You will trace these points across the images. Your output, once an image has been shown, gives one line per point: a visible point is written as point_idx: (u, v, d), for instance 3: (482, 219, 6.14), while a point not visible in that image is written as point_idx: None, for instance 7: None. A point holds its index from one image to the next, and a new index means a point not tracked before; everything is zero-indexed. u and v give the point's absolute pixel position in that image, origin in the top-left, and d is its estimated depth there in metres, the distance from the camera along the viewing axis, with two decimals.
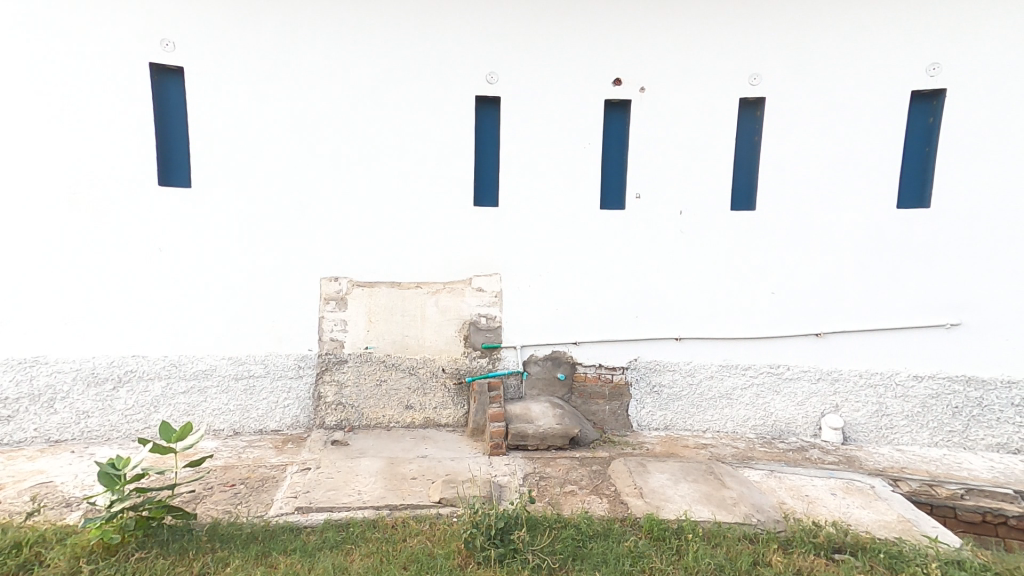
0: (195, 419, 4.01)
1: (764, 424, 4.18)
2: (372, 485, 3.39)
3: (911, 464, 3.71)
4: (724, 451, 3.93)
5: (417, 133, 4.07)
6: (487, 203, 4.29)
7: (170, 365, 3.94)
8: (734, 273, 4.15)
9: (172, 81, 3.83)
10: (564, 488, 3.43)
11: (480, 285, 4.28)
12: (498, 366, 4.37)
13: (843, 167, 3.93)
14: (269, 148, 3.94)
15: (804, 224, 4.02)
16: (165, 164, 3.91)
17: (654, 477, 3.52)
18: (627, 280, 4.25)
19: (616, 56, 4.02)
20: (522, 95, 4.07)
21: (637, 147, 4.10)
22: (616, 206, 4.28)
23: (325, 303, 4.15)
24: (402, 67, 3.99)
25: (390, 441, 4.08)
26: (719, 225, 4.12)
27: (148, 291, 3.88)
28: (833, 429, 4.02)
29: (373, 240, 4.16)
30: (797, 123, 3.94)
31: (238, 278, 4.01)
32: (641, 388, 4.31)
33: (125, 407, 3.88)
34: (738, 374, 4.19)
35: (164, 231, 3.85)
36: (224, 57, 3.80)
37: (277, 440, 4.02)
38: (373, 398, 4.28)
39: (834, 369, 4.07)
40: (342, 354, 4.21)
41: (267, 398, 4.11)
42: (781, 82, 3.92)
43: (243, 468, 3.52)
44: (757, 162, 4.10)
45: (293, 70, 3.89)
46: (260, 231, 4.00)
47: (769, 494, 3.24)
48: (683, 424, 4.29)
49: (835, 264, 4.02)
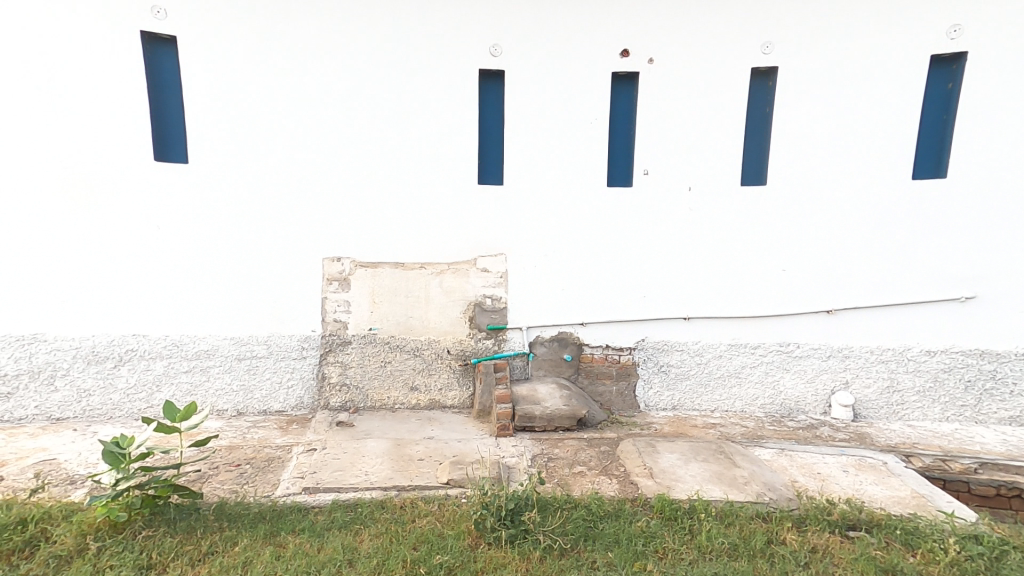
0: (197, 399, 3.96)
1: (773, 402, 4.13)
2: (379, 466, 3.36)
3: (923, 440, 3.67)
4: (734, 430, 3.89)
5: (419, 108, 3.95)
6: (491, 180, 4.20)
7: (171, 345, 3.87)
8: (744, 251, 4.07)
9: (165, 51, 3.70)
10: (573, 469, 3.40)
11: (485, 265, 4.20)
12: (504, 347, 4.31)
13: (857, 141, 3.82)
14: (267, 123, 3.83)
15: (817, 200, 3.93)
16: (161, 139, 3.79)
17: (664, 458, 3.48)
18: (634, 258, 4.17)
19: (624, 25, 3.88)
20: (527, 67, 3.94)
21: (646, 121, 3.99)
22: (623, 182, 4.19)
23: (327, 283, 4.08)
24: (402, 37, 3.85)
25: (396, 423, 4.04)
26: (729, 201, 4.03)
27: (146, 270, 3.80)
28: (843, 406, 3.98)
29: (375, 219, 4.06)
30: (810, 95, 3.82)
31: (238, 258, 3.93)
32: (648, 368, 4.26)
33: (126, 386, 3.83)
34: (747, 353, 4.13)
35: (161, 209, 3.76)
36: (217, 27, 3.66)
37: (281, 421, 3.98)
38: (378, 379, 4.23)
39: (845, 346, 4.01)
40: (345, 335, 4.15)
41: (271, 379, 4.06)
42: (795, 52, 3.79)
43: (248, 449, 3.48)
44: (769, 136, 3.99)
45: (289, 41, 3.76)
46: (259, 210, 3.90)
47: (780, 472, 3.21)
48: (690, 404, 4.25)
49: (848, 241, 3.94)
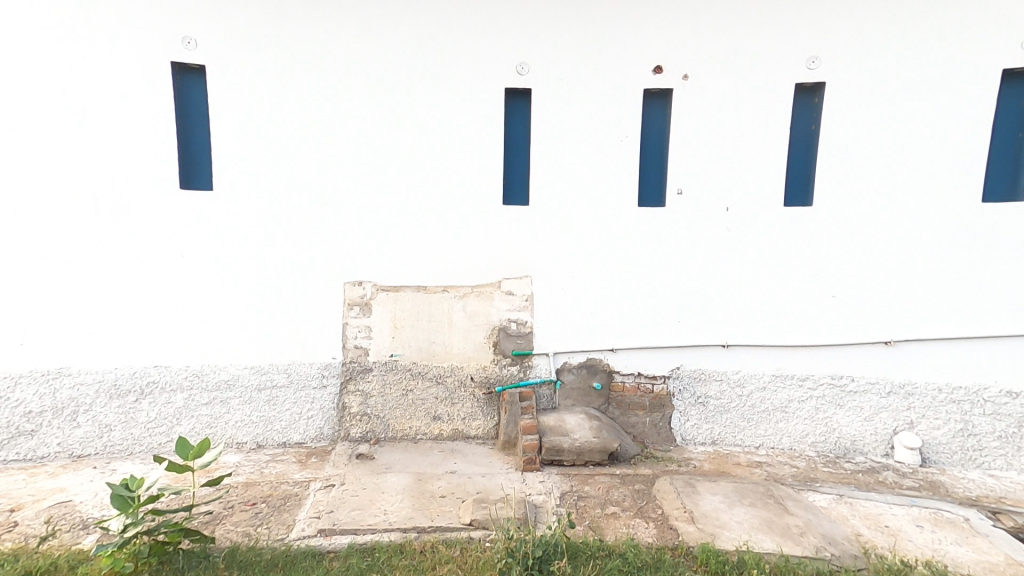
0: (217, 432, 3.88)
1: (826, 441, 3.78)
2: (398, 504, 3.18)
3: (1010, 494, 3.25)
4: (783, 470, 3.55)
5: (443, 130, 3.86)
6: (517, 201, 4.05)
7: (192, 376, 3.82)
8: (789, 273, 3.78)
9: (193, 80, 3.72)
10: (606, 510, 3.14)
11: (509, 289, 4.02)
12: (529, 375, 4.10)
13: (914, 155, 3.52)
14: (291, 149, 3.79)
15: (869, 218, 3.62)
16: (186, 167, 3.80)
17: (706, 500, 3.16)
18: (669, 281, 3.93)
19: (657, 40, 3.71)
20: (554, 85, 3.80)
21: (680, 139, 3.78)
22: (655, 203, 3.97)
23: (348, 309, 3.98)
24: (427, 59, 3.78)
25: (417, 455, 3.86)
26: (771, 220, 3.75)
27: (169, 299, 3.77)
28: (908, 449, 3.59)
29: (398, 243, 3.96)
30: (860, 107, 3.55)
31: (260, 285, 3.87)
32: (685, 399, 3.98)
33: (147, 420, 3.78)
34: (795, 386, 3.81)
35: (185, 237, 3.74)
36: (245, 57, 3.66)
37: (300, 454, 3.86)
38: (399, 409, 4.07)
39: (908, 382, 3.64)
40: (366, 362, 4.03)
41: (291, 409, 3.96)
42: (843, 62, 3.54)
43: (265, 485, 3.36)
44: (815, 153, 3.73)
45: (315, 68, 3.73)
46: (282, 236, 3.85)
47: (841, 523, 2.86)
48: (732, 439, 3.93)
49: (907, 262, 3.60)
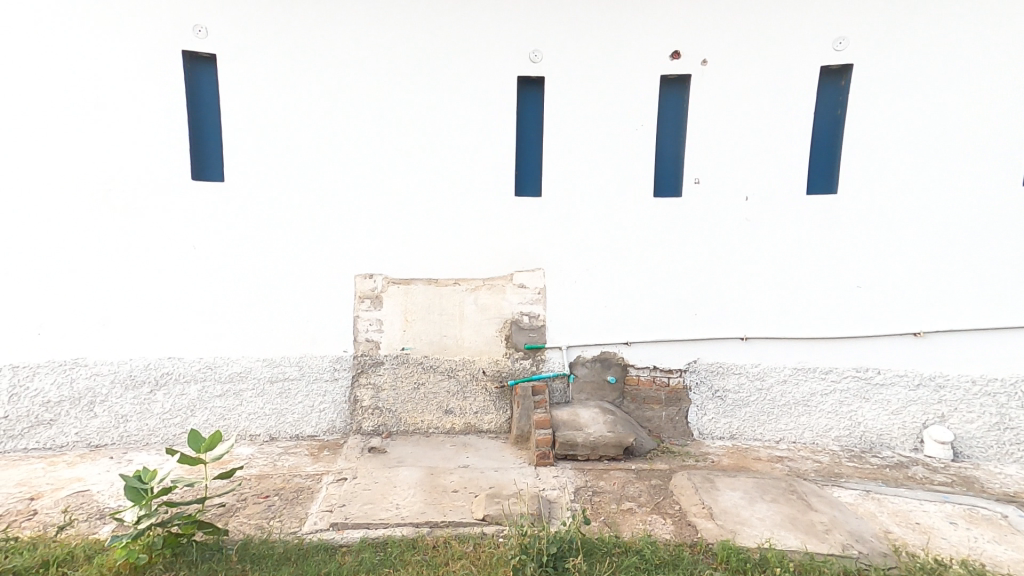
0: (230, 424, 3.89)
1: (850, 435, 3.66)
2: (411, 498, 3.15)
3: None
4: (805, 465, 3.44)
5: (453, 119, 3.79)
6: (529, 192, 3.97)
7: (206, 367, 3.83)
8: (811, 263, 3.65)
9: (204, 71, 3.70)
10: (621, 506, 3.07)
11: (522, 281, 3.96)
12: (542, 368, 4.04)
13: (946, 139, 3.37)
14: (302, 141, 3.75)
15: (896, 205, 3.48)
16: (198, 158, 3.79)
17: (725, 496, 3.07)
18: (685, 273, 3.82)
19: (674, 23, 3.59)
20: (567, 72, 3.71)
21: (698, 125, 3.66)
22: (671, 192, 3.87)
23: (360, 302, 3.95)
24: (437, 47, 3.71)
25: (430, 449, 3.83)
26: (792, 208, 3.63)
27: (181, 292, 3.78)
28: (939, 443, 3.45)
29: (409, 236, 3.91)
30: (888, 89, 3.40)
31: (271, 277, 3.85)
32: (702, 393, 3.89)
33: (162, 411, 3.80)
34: (818, 378, 3.68)
35: (197, 230, 3.73)
36: (255, 48, 3.63)
37: (313, 447, 3.85)
38: (411, 402, 4.04)
39: (938, 374, 3.50)
40: (378, 356, 4.00)
41: (303, 402, 3.96)
42: (870, 42, 3.39)
43: (277, 478, 3.36)
44: (839, 138, 3.59)
45: (325, 59, 3.69)
46: (293, 229, 3.83)
47: (868, 520, 2.75)
48: (752, 434, 3.83)
49: (934, 250, 3.46)
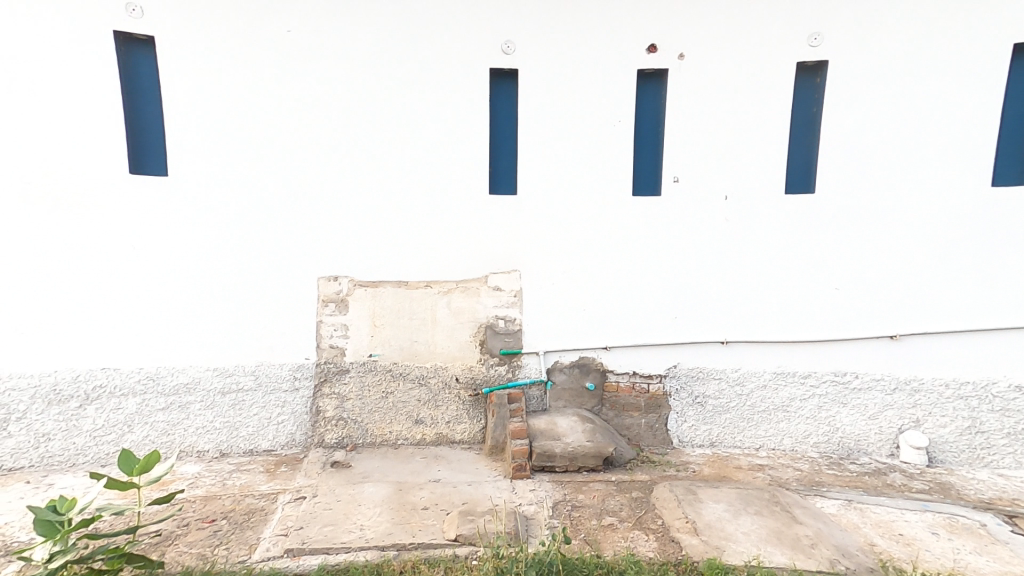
0: (173, 440, 3.53)
1: (829, 441, 3.62)
2: (376, 518, 2.90)
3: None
4: (786, 473, 3.37)
5: (423, 110, 3.56)
6: (504, 190, 3.77)
7: (146, 379, 3.46)
8: (791, 267, 3.60)
9: (142, 54, 3.34)
10: (602, 522, 2.91)
11: (497, 284, 3.76)
12: (518, 376, 3.85)
13: (922, 141, 3.36)
14: (257, 130, 3.45)
15: (874, 210, 3.46)
16: (138, 150, 3.43)
17: (709, 508, 2.94)
18: (665, 276, 3.71)
19: (653, 17, 3.47)
20: (544, 64, 3.53)
21: (678, 123, 3.55)
22: (651, 191, 3.75)
23: (323, 306, 3.67)
24: (405, 31, 3.47)
25: (398, 463, 3.58)
26: (773, 211, 3.56)
27: (117, 297, 3.40)
28: (915, 448, 3.45)
29: (377, 234, 3.65)
30: (865, 91, 3.38)
31: (223, 280, 3.53)
32: (682, 400, 3.78)
33: (93, 428, 3.41)
34: (797, 383, 3.63)
35: (136, 228, 3.37)
36: (200, 27, 3.30)
37: (269, 463, 3.54)
38: (379, 412, 3.79)
39: (914, 378, 3.49)
40: (342, 363, 3.73)
41: (258, 415, 3.64)
42: (848, 42, 3.35)
43: (226, 499, 3.05)
44: (817, 137, 3.55)
45: (281, 40, 3.39)
46: (248, 226, 3.51)
47: (853, 532, 2.68)
48: (731, 441, 3.75)
49: (911, 255, 3.46)
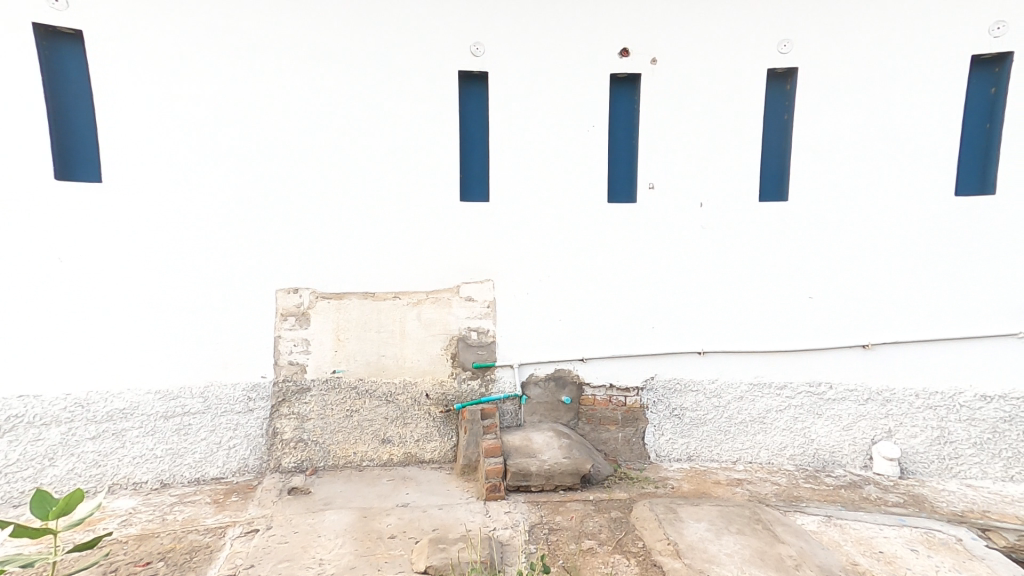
0: (106, 472, 3.17)
1: (804, 453, 3.60)
2: (338, 551, 2.67)
3: (993, 506, 3.16)
4: (765, 487, 3.33)
5: (389, 110, 3.36)
6: (476, 197, 3.61)
7: (74, 405, 3.09)
8: (765, 277, 3.58)
9: (68, 49, 3.02)
10: (581, 546, 2.76)
11: (469, 294, 3.58)
12: (491, 390, 3.68)
13: (889, 152, 3.40)
14: (207, 130, 3.19)
15: (846, 221, 3.48)
16: (65, 155, 3.09)
17: (690, 528, 2.84)
18: (642, 286, 3.63)
19: (626, 20, 3.39)
20: (516, 66, 3.39)
21: (653, 130, 3.49)
22: (626, 199, 3.66)
23: (281, 319, 3.41)
24: (368, 25, 3.26)
25: (363, 486, 3.34)
26: (748, 220, 3.54)
27: (38, 315, 3.02)
28: (887, 459, 3.47)
29: (341, 242, 3.42)
30: (835, 100, 3.39)
31: (168, 293, 3.23)
32: (659, 412, 3.70)
33: (6, 464, 2.99)
34: (773, 394, 3.61)
35: (64, 237, 3.02)
36: (137, 18, 3.01)
37: (217, 493, 3.23)
38: (342, 432, 3.54)
39: (886, 389, 3.52)
40: (302, 381, 3.47)
41: (206, 440, 3.33)
42: (816, 52, 3.36)
43: (166, 538, 2.73)
44: (789, 145, 3.55)
45: (230, 32, 3.14)
46: (196, 234, 3.23)
47: (834, 550, 2.64)
48: (708, 454, 3.69)
49: (880, 265, 3.49)
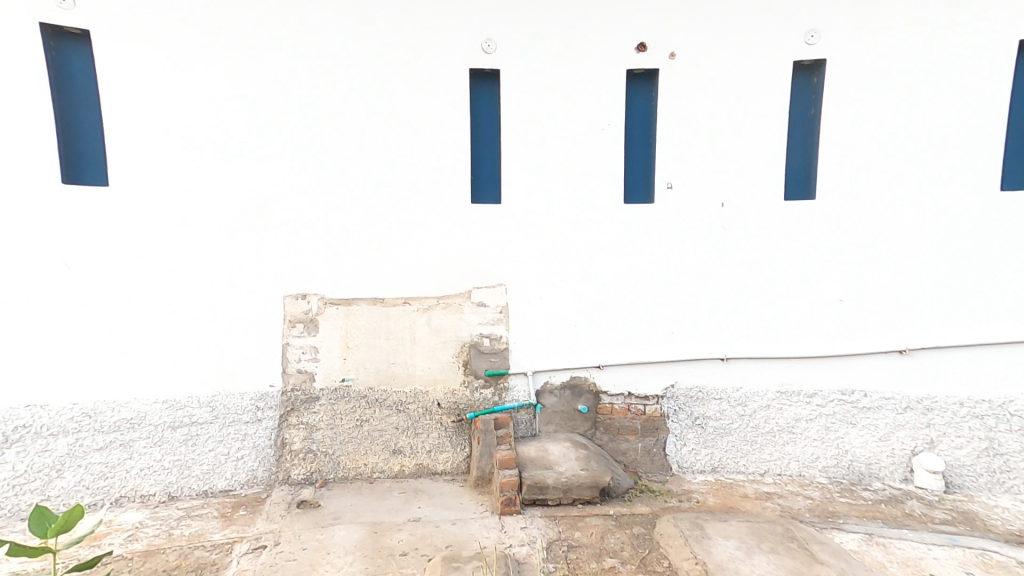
0: (113, 485, 3.09)
1: (838, 465, 3.40)
2: (347, 569, 2.55)
3: None
4: (797, 502, 3.13)
5: (398, 112, 3.28)
6: (488, 199, 3.50)
7: (81, 416, 3.03)
8: (792, 278, 3.40)
9: (75, 51, 2.99)
10: (603, 565, 2.60)
11: (481, 299, 3.46)
12: (505, 399, 3.54)
13: (925, 145, 3.21)
14: (214, 135, 3.13)
15: (877, 218, 3.29)
16: (72, 159, 3.05)
17: (719, 547, 2.67)
18: (661, 289, 3.47)
19: (642, 14, 3.27)
20: (528, 65, 3.29)
21: (671, 127, 3.35)
22: (643, 199, 3.52)
23: (289, 326, 3.33)
24: (377, 26, 3.20)
25: (373, 499, 3.22)
26: (772, 220, 3.37)
27: (35, 315, 2.95)
28: (931, 473, 3.25)
29: (350, 247, 3.34)
30: (864, 92, 3.23)
31: (167, 292, 3.15)
32: (681, 421, 3.52)
33: (13, 476, 2.93)
34: (803, 403, 3.41)
35: (72, 245, 2.98)
36: (146, 22, 2.98)
37: (224, 506, 3.13)
38: (352, 443, 3.43)
39: (926, 397, 3.31)
40: (311, 390, 3.38)
41: (214, 451, 3.24)
42: (844, 42, 3.20)
43: (171, 554, 2.64)
44: (816, 140, 3.38)
45: (238, 35, 3.09)
46: (204, 240, 3.17)
47: (879, 572, 2.45)
48: (735, 466, 3.50)
49: (915, 265, 3.29)
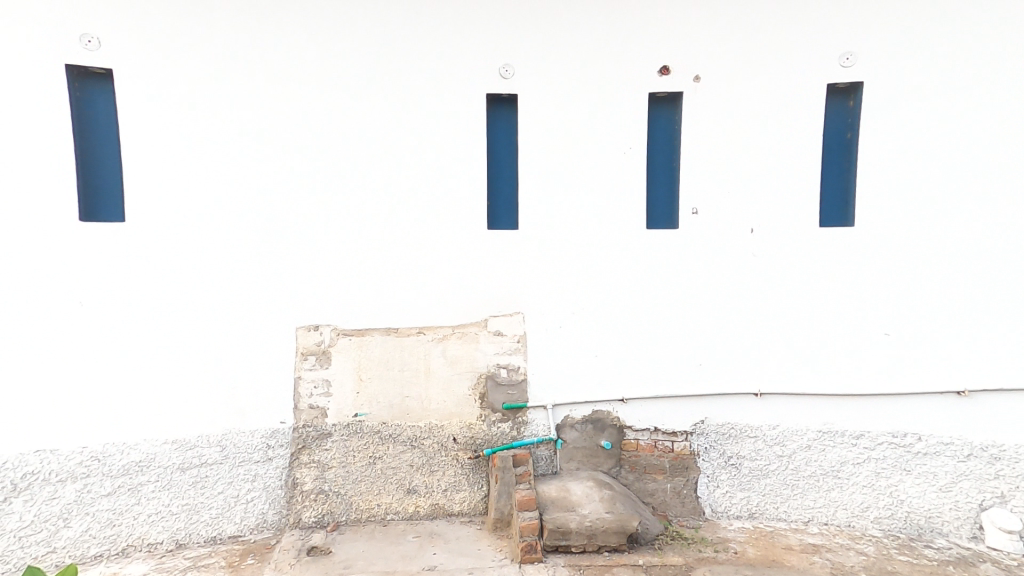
0: (120, 533, 3.00)
1: (893, 517, 3.12)
2: None
3: None
4: (849, 560, 2.86)
5: (411, 139, 3.17)
6: (505, 225, 3.35)
7: (90, 460, 2.95)
8: (832, 307, 3.15)
9: (99, 89, 2.96)
10: None
11: (498, 329, 3.31)
12: (524, 434, 3.35)
13: (977, 165, 2.96)
14: (225, 166, 3.07)
15: (926, 241, 3.04)
16: (91, 197, 3.01)
17: None
18: (688, 319, 3.26)
19: (665, 33, 3.11)
20: (545, 87, 3.16)
21: (697, 148, 3.17)
22: (668, 223, 3.33)
23: (301, 359, 3.22)
24: (390, 53, 3.11)
25: (386, 545, 3.06)
26: (809, 244, 3.14)
27: (29, 334, 2.85)
28: (1004, 532, 2.92)
29: (362, 279, 3.23)
30: (909, 106, 2.99)
31: (167, 292, 3.05)
32: (713, 461, 3.28)
33: (19, 526, 2.84)
34: (849, 445, 3.14)
35: (83, 281, 2.93)
36: (161, 57, 2.94)
37: (233, 554, 3.02)
38: (365, 482, 3.29)
39: (992, 443, 3.00)
40: (323, 426, 3.25)
41: (223, 494, 3.14)
42: (885, 56, 2.99)
43: None
44: (852, 163, 3.15)
45: (251, 67, 3.03)
46: (214, 273, 3.10)
47: None
48: (774, 512, 3.24)
49: (970, 292, 3.02)
